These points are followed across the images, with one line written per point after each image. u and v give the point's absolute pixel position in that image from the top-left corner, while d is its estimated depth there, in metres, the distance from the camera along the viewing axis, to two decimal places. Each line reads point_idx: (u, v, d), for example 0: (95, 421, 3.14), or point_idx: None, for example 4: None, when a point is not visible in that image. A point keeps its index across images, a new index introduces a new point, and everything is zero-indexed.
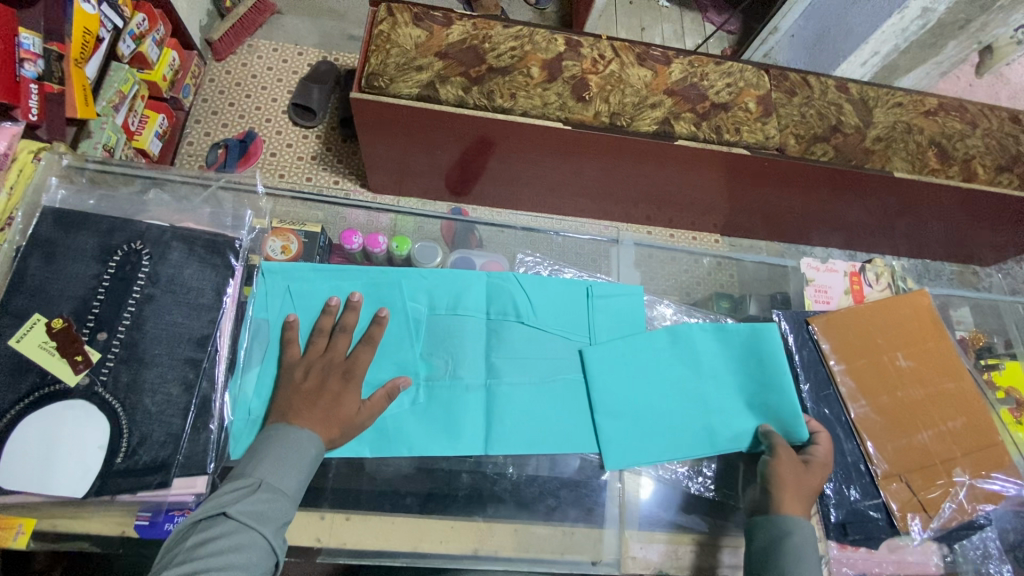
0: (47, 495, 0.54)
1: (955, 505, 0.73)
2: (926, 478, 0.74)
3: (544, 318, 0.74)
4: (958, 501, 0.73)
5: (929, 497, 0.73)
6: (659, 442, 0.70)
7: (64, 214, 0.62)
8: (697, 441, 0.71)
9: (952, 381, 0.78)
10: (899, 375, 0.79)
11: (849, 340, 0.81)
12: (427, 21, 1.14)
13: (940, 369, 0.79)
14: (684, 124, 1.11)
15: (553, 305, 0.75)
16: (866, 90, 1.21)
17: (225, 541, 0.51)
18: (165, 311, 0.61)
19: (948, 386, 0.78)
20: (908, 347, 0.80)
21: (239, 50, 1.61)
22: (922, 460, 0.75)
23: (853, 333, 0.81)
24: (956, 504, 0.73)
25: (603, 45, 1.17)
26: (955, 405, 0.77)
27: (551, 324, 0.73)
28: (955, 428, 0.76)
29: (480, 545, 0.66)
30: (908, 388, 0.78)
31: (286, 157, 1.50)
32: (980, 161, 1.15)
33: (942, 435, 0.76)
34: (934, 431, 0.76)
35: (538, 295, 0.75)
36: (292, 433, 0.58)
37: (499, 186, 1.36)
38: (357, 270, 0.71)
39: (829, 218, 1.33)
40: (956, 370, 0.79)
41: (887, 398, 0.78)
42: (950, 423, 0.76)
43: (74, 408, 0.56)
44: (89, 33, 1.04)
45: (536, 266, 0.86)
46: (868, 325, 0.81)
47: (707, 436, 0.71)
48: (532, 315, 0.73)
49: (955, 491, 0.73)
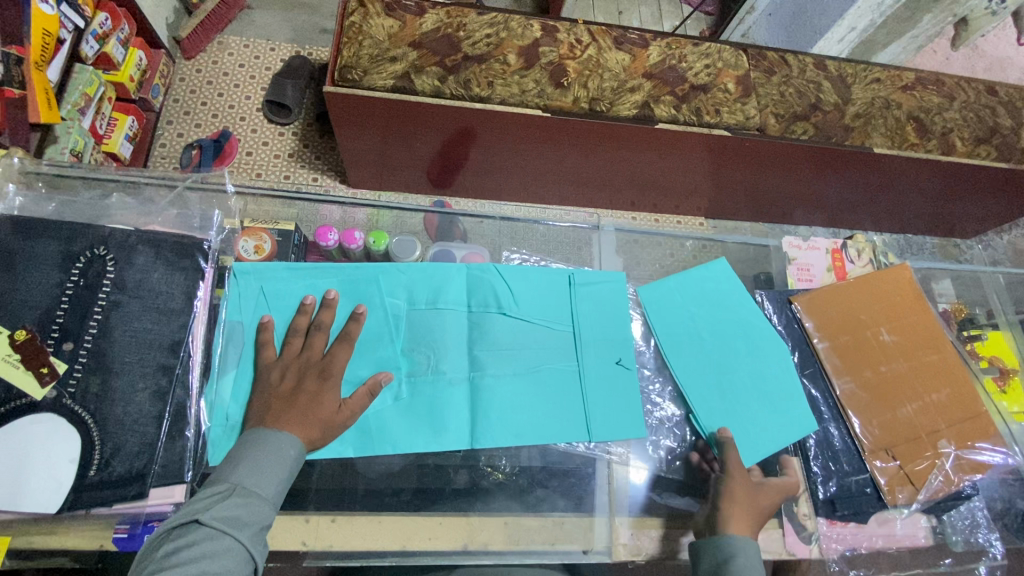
0: (18, 512, 0.52)
1: (942, 477, 0.73)
2: (913, 451, 0.74)
3: (526, 308, 0.73)
4: (945, 473, 0.74)
5: (916, 469, 0.73)
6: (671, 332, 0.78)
7: (22, 223, 0.60)
8: (690, 364, 0.76)
9: (935, 354, 0.79)
10: (884, 350, 0.79)
11: (834, 318, 0.81)
12: (399, 10, 1.11)
13: (923, 342, 0.80)
14: (664, 107, 1.10)
15: (533, 293, 0.74)
16: (844, 66, 1.20)
17: (200, 548, 0.50)
18: (133, 318, 0.59)
19: (931, 358, 0.79)
20: (892, 321, 0.81)
21: (208, 47, 1.57)
22: (907, 433, 0.75)
23: (836, 310, 0.82)
24: (943, 476, 0.73)
25: (580, 29, 1.15)
26: (939, 377, 0.78)
27: (534, 313, 0.73)
28: (940, 400, 0.77)
29: (469, 540, 0.66)
30: (892, 363, 0.78)
31: (262, 156, 1.47)
32: (959, 134, 1.15)
33: (926, 407, 0.76)
34: (919, 404, 0.77)
35: (518, 285, 0.73)
36: (271, 436, 0.57)
37: (480, 176, 1.34)
38: (332, 267, 0.69)
39: (812, 196, 1.33)
40: (939, 342, 0.80)
41: (871, 373, 0.78)
42: (935, 395, 0.77)
43: (41, 423, 0.54)
44: (48, 34, 1.01)
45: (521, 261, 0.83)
46: (850, 304, 0.82)
47: (700, 375, 0.75)
48: (514, 305, 0.72)
49: (942, 462, 0.74)
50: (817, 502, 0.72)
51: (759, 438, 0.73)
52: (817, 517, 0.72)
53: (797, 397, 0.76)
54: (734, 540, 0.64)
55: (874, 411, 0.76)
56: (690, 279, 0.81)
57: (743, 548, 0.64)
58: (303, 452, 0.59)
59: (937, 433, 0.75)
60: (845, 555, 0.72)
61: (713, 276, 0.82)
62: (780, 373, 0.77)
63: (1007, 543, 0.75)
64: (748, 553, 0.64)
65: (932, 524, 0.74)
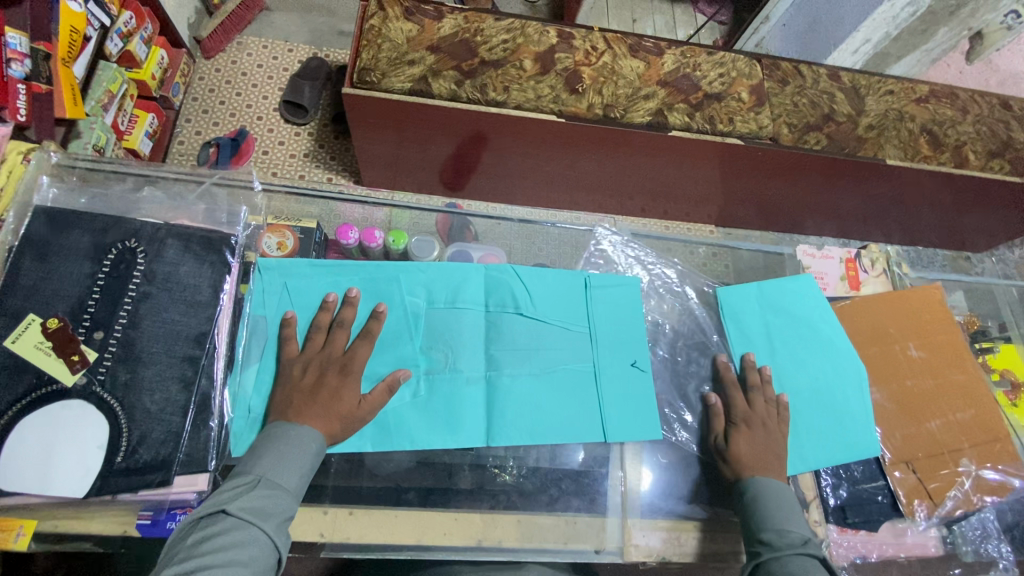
0: (47, 496, 0.54)
1: (960, 494, 0.74)
2: (933, 467, 0.75)
3: (543, 308, 0.74)
4: (964, 491, 0.75)
5: (936, 486, 0.74)
6: (742, 337, 0.80)
7: (56, 214, 0.62)
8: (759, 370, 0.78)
9: (959, 372, 0.80)
10: (910, 364, 0.80)
11: (862, 329, 0.83)
12: (418, 15, 1.13)
13: (950, 361, 0.81)
14: (677, 114, 1.11)
15: (551, 295, 0.75)
16: (858, 78, 1.21)
17: (226, 538, 0.51)
18: (162, 309, 0.61)
19: (956, 376, 0.80)
20: (920, 338, 0.82)
21: (229, 47, 1.59)
22: (929, 448, 0.76)
23: (865, 323, 0.83)
24: (962, 493, 0.74)
25: (595, 37, 1.17)
26: (963, 396, 0.79)
27: (552, 315, 0.74)
28: (963, 419, 0.78)
29: (483, 536, 0.66)
30: (918, 378, 0.80)
31: (279, 155, 1.49)
32: (972, 148, 1.16)
33: (949, 425, 0.77)
34: (942, 421, 0.78)
35: (535, 287, 0.74)
36: (293, 430, 0.59)
37: (494, 179, 1.35)
38: (354, 265, 0.70)
39: (823, 207, 1.34)
40: (965, 363, 0.81)
41: (897, 387, 0.79)
42: (959, 414, 0.78)
43: (71, 408, 0.55)
44: (76, 32, 1.03)
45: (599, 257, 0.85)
46: (880, 316, 0.83)
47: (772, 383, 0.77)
48: (531, 306, 0.73)
49: (961, 480, 0.75)
50: (828, 509, 0.73)
51: (810, 449, 0.74)
52: (828, 524, 0.72)
53: (863, 423, 0.76)
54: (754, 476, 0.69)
55: (885, 421, 0.78)
56: (775, 288, 0.83)
57: (763, 479, 0.68)
58: (324, 445, 0.60)
59: (956, 449, 0.76)
60: (855, 562, 0.72)
61: (798, 288, 0.84)
62: (852, 396, 0.77)
63: (1018, 555, 0.75)
64: (771, 482, 0.68)
65: (943, 534, 0.74)
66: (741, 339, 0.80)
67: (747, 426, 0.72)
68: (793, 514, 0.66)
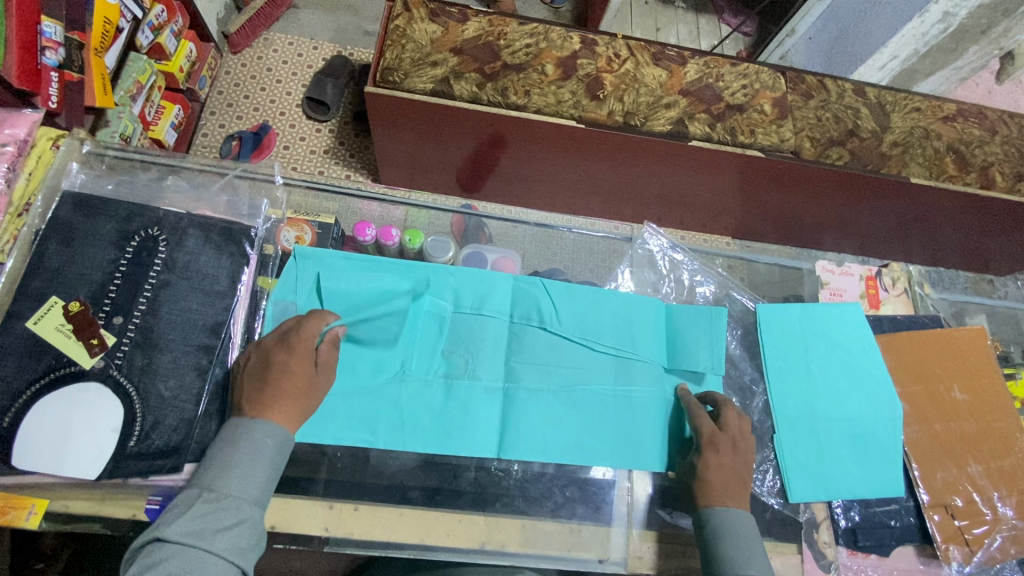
0: (60, 476, 0.55)
1: (997, 543, 0.72)
2: (974, 515, 0.72)
3: (568, 325, 0.74)
4: (999, 540, 0.72)
5: (975, 533, 0.72)
6: (777, 359, 0.79)
7: (83, 200, 0.63)
8: (792, 395, 0.76)
9: (1003, 420, 0.77)
10: (954, 407, 0.77)
11: (908, 365, 0.80)
12: (443, 17, 1.14)
13: (994, 405, 0.78)
14: (698, 124, 1.11)
15: (577, 313, 0.75)
16: (884, 94, 1.20)
17: (169, 566, 0.47)
18: (180, 297, 0.62)
19: (1000, 424, 0.77)
20: (965, 379, 0.79)
21: (255, 43, 1.62)
22: (968, 493, 0.73)
23: (911, 358, 0.80)
24: (998, 542, 0.72)
25: (619, 44, 1.17)
26: (1004, 443, 0.76)
27: (576, 333, 0.74)
28: (1004, 466, 0.75)
29: (487, 539, 0.65)
30: (961, 421, 0.77)
31: (299, 150, 1.51)
32: (999, 169, 1.14)
33: (991, 471, 0.74)
34: (984, 466, 0.75)
35: (563, 305, 0.75)
36: (239, 430, 0.55)
37: (510, 183, 1.35)
38: (386, 261, 0.73)
39: (843, 223, 1.31)
40: (1008, 409, 0.78)
41: (941, 427, 0.77)
42: (999, 460, 0.75)
43: (88, 391, 0.56)
44: (108, 23, 1.05)
45: (637, 278, 0.85)
46: (926, 353, 0.80)
47: (808, 411, 0.76)
48: (556, 324, 0.74)
49: (999, 529, 0.73)
50: (838, 531, 0.72)
51: (834, 477, 0.73)
52: (837, 546, 0.71)
53: (891, 458, 0.74)
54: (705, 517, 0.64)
55: (906, 442, 0.76)
56: (820, 313, 0.82)
57: (714, 521, 0.63)
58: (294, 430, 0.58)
59: (993, 493, 0.74)
60: None
61: (847, 319, 0.82)
62: (885, 429, 0.75)
63: None
64: (724, 521, 0.63)
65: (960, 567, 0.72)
66: (780, 362, 0.78)
67: (705, 448, 0.66)
68: (753, 549, 0.62)
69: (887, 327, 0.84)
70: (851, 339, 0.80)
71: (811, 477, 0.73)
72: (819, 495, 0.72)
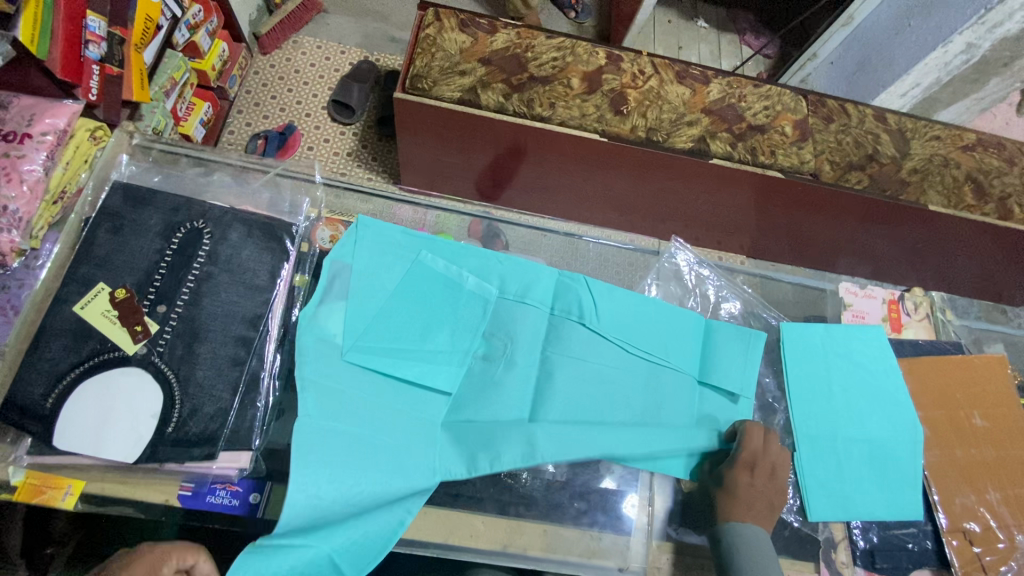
0: (99, 458, 0.56)
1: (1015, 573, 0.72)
2: (990, 542, 0.72)
3: (606, 324, 0.76)
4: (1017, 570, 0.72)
5: (993, 561, 0.71)
6: (800, 376, 0.80)
7: (131, 191, 0.65)
8: (814, 413, 0.77)
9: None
10: (974, 434, 0.78)
11: (929, 390, 0.81)
12: (472, 28, 1.16)
13: (1015, 434, 0.78)
14: (720, 143, 1.12)
15: (616, 313, 0.77)
16: (904, 121, 1.21)
17: None
18: (221, 289, 0.63)
19: (1019, 453, 0.77)
20: (985, 406, 0.79)
21: (284, 45, 1.65)
22: (987, 520, 0.73)
23: (932, 383, 0.81)
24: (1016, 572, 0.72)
25: (643, 61, 1.19)
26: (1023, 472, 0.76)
27: (613, 333, 0.76)
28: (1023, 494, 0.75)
29: (509, 542, 0.66)
30: (980, 448, 0.77)
31: (323, 152, 1.53)
32: (1017, 201, 1.14)
33: (1010, 499, 0.75)
34: (1003, 494, 0.75)
35: (605, 303, 0.77)
36: None
37: (529, 192, 1.37)
38: (442, 242, 0.77)
39: (858, 247, 1.32)
40: None
41: (960, 453, 0.77)
42: (1017, 488, 0.75)
43: (129, 375, 0.58)
44: (150, 20, 1.08)
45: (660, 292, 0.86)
46: (947, 379, 0.81)
47: (829, 429, 0.77)
48: (595, 321, 0.76)
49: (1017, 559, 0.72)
50: (856, 552, 0.72)
51: (852, 497, 0.74)
52: (855, 567, 0.71)
53: (910, 479, 0.75)
54: (722, 531, 0.67)
55: (925, 466, 0.76)
56: (843, 334, 0.83)
57: (729, 533, 0.66)
58: None
59: (1011, 521, 0.74)
60: None
61: (869, 342, 0.82)
62: (907, 452, 0.76)
63: None
64: (740, 537, 0.66)
65: None
66: (803, 380, 0.79)
67: None
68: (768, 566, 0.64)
69: (909, 351, 0.85)
70: (874, 362, 0.81)
71: (830, 496, 0.73)
72: (837, 515, 0.73)
